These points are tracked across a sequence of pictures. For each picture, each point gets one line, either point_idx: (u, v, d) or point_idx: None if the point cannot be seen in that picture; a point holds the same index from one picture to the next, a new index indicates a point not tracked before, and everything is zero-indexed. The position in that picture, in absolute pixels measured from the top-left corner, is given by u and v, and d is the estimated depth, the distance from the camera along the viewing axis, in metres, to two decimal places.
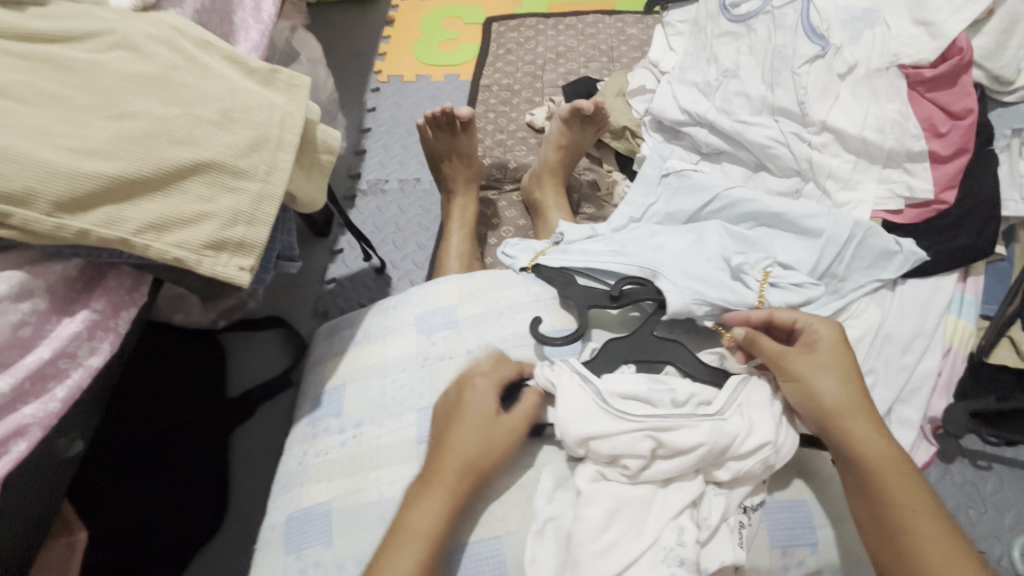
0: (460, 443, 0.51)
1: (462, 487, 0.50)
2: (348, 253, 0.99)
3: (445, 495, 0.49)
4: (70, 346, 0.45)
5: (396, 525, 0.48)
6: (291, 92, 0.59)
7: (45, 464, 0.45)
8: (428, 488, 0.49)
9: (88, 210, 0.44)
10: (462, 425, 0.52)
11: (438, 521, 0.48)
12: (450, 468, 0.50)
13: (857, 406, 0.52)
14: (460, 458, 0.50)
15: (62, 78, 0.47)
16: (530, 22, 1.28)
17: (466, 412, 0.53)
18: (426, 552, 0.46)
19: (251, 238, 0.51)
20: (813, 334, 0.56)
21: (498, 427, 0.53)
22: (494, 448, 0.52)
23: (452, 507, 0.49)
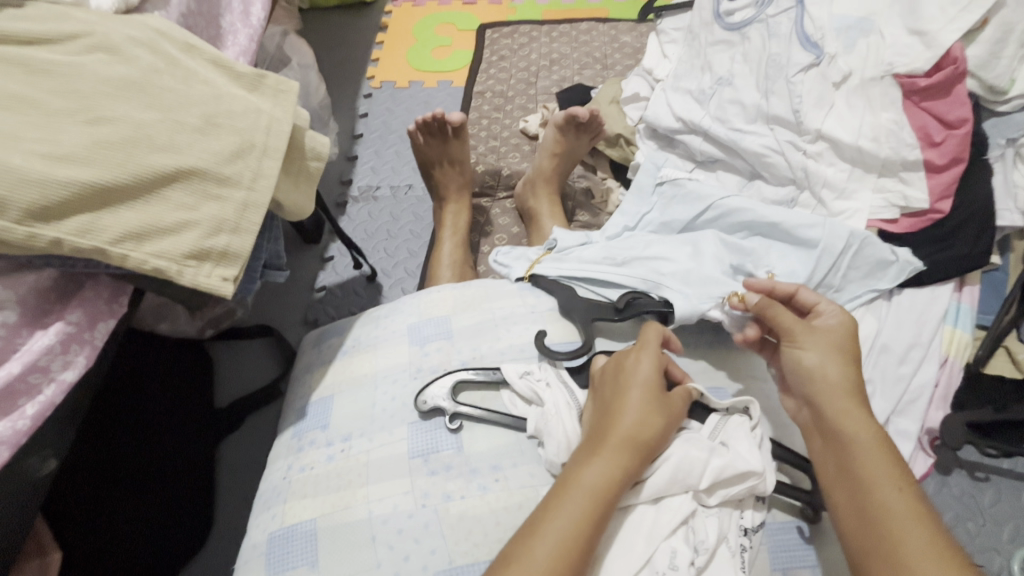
0: (631, 412, 0.48)
1: (630, 458, 0.46)
2: (339, 261, 0.97)
3: (621, 462, 0.46)
4: (42, 360, 0.44)
5: (535, 515, 0.44)
6: (278, 97, 0.57)
7: (15, 484, 0.43)
8: (575, 468, 0.46)
9: (63, 218, 0.42)
10: (620, 438, 0.47)
11: (616, 488, 0.45)
12: (624, 433, 0.47)
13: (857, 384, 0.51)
14: (632, 427, 0.47)
15: (34, 80, 0.45)
16: (524, 29, 1.27)
17: (630, 422, 0.48)
18: (579, 529, 0.42)
19: (235, 248, 0.49)
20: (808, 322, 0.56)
21: (665, 396, 0.50)
22: (629, 472, 0.46)
23: (633, 468, 0.46)
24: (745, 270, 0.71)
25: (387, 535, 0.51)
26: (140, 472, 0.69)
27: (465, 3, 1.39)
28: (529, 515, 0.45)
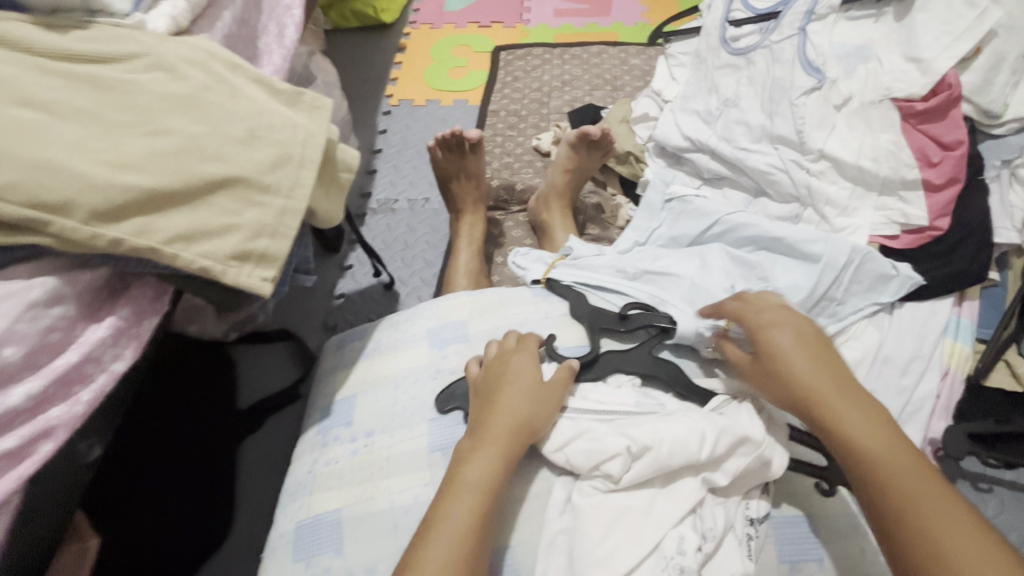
0: (506, 407, 0.54)
1: (507, 447, 0.51)
2: (358, 269, 1.01)
3: (500, 452, 0.51)
4: (96, 351, 0.46)
5: (431, 512, 0.48)
6: (314, 112, 0.61)
7: (65, 467, 0.46)
8: (460, 465, 0.50)
9: (122, 220, 0.46)
10: (492, 435, 0.52)
11: (498, 477, 0.49)
12: (495, 430, 0.52)
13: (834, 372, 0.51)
14: (507, 420, 0.53)
15: (100, 96, 0.50)
16: (537, 51, 1.33)
17: (499, 420, 0.53)
18: (471, 519, 0.46)
19: (273, 251, 0.53)
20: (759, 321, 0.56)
21: (538, 388, 0.56)
22: (504, 464, 0.50)
23: (506, 459, 0.51)
24: (749, 284, 0.74)
25: (408, 524, 0.53)
26: (172, 469, 0.74)
27: (480, 26, 1.45)
28: (427, 513, 0.48)
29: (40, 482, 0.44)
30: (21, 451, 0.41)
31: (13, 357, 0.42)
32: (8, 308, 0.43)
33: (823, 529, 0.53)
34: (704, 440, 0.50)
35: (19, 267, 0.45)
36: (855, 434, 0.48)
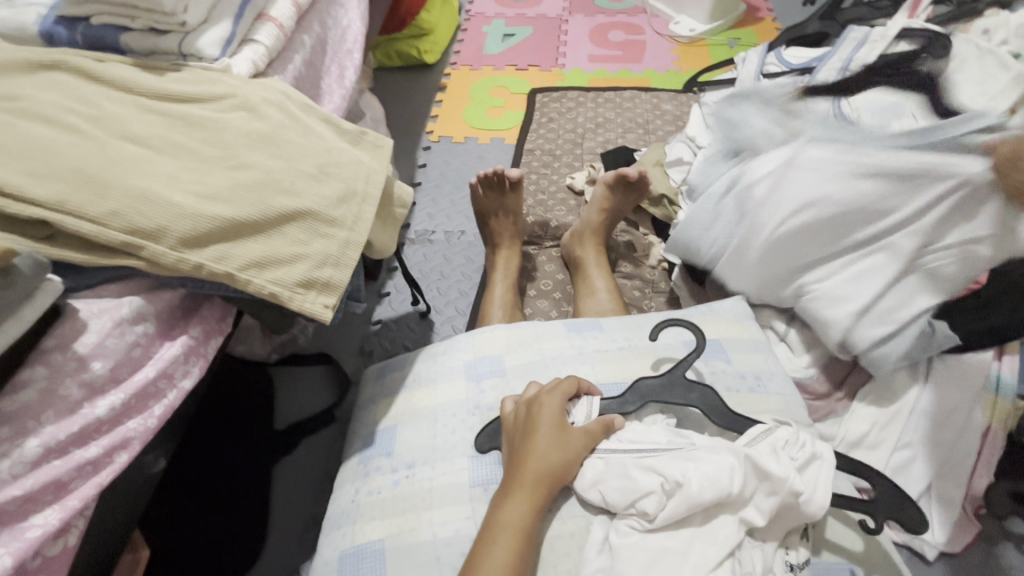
0: (539, 453, 0.54)
1: (539, 493, 0.53)
2: (395, 297, 1.04)
3: (533, 498, 0.52)
4: (170, 368, 0.49)
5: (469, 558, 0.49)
6: (376, 151, 0.66)
7: (133, 479, 0.48)
8: (496, 511, 0.52)
9: (205, 247, 0.49)
10: (527, 479, 0.53)
11: (532, 521, 0.51)
12: (532, 473, 0.53)
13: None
14: (540, 465, 0.54)
15: (192, 133, 0.55)
16: (571, 95, 1.38)
17: (534, 463, 0.54)
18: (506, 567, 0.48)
19: (336, 280, 0.56)
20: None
21: (569, 433, 0.56)
22: (538, 508, 0.52)
23: (541, 504, 0.52)
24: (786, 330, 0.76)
25: (452, 559, 0.54)
26: (216, 492, 0.77)
27: (518, 69, 1.52)
28: (465, 560, 0.49)
29: (113, 492, 0.46)
30: (101, 461, 0.43)
31: (100, 370, 0.45)
32: (99, 324, 0.46)
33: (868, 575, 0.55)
34: (731, 476, 0.50)
35: (108, 285, 0.49)
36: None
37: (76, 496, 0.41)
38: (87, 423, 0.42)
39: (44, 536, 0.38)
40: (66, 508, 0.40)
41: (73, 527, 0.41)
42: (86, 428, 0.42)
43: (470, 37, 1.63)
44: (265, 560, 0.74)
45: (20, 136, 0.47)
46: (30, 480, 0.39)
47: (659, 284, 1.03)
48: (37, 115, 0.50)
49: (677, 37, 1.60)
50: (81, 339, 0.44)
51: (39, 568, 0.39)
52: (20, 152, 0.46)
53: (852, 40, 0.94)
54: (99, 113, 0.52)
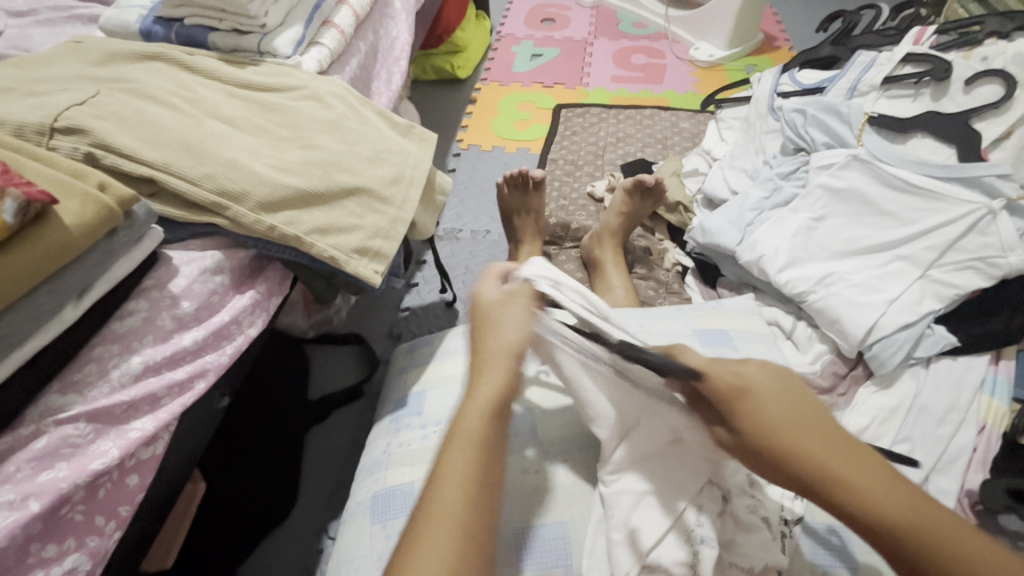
0: (497, 333, 0.51)
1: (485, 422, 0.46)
2: (423, 287, 1.11)
3: (504, 377, 0.49)
4: (240, 315, 0.56)
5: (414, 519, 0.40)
6: (422, 143, 0.74)
7: (203, 409, 0.55)
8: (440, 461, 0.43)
9: (278, 211, 0.57)
10: (493, 360, 0.50)
11: (502, 404, 0.47)
12: (496, 354, 0.50)
13: (814, 434, 0.44)
14: (502, 344, 0.50)
15: (269, 116, 0.63)
16: (595, 110, 1.47)
17: (496, 342, 0.50)
18: (461, 512, 0.40)
19: (385, 250, 0.62)
20: (719, 387, 0.47)
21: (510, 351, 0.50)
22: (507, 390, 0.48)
23: (512, 381, 0.49)
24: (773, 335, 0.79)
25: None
26: (255, 442, 0.82)
27: (544, 86, 1.61)
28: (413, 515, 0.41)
29: (186, 418, 0.52)
30: (185, 384, 0.49)
31: (188, 308, 0.52)
32: (188, 271, 0.53)
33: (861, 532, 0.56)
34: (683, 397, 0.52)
35: (194, 241, 0.57)
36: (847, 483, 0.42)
37: (166, 410, 0.47)
38: (176, 350, 0.49)
39: (140, 439, 0.45)
40: (158, 419, 0.46)
41: (160, 439, 0.47)
42: (176, 354, 0.49)
43: (500, 55, 1.73)
44: (300, 510, 0.80)
45: (133, 109, 0.56)
46: (132, 390, 0.45)
47: (672, 286, 1.06)
48: (145, 95, 0.59)
49: (698, 62, 1.69)
50: (174, 281, 0.52)
51: (134, 467, 0.45)
52: (133, 122, 0.55)
53: (861, 64, 1.01)
54: (195, 96, 0.61)
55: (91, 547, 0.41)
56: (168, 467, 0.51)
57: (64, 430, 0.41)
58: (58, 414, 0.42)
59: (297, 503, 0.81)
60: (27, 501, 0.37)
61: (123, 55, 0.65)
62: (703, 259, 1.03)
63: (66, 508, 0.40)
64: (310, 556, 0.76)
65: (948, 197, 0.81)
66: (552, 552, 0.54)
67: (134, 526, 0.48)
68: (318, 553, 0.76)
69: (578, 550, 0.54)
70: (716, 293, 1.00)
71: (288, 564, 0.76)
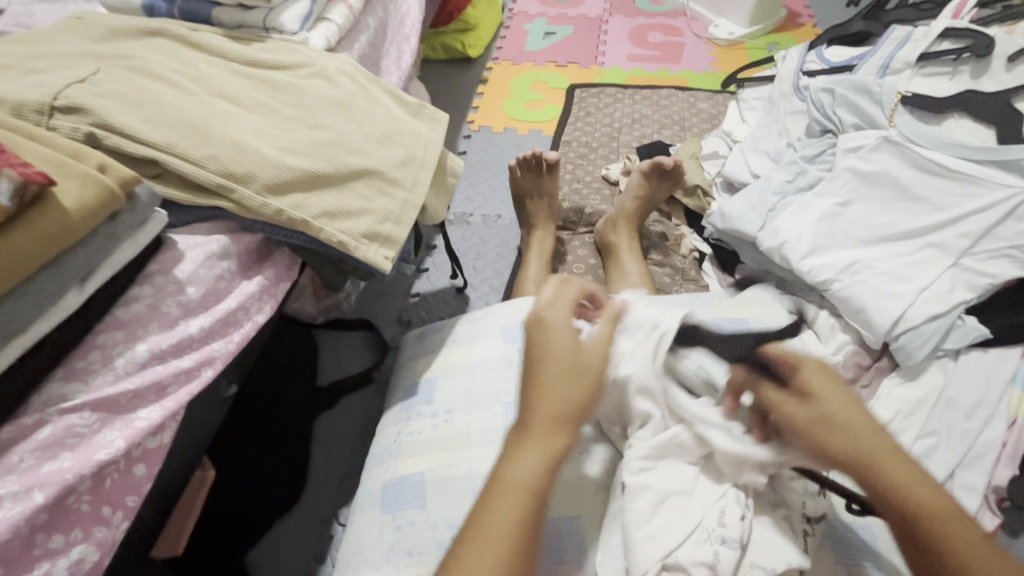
0: (561, 385, 0.47)
1: (567, 422, 0.46)
2: (433, 273, 1.09)
3: (549, 442, 0.45)
4: (248, 302, 0.55)
5: (474, 516, 0.42)
6: (433, 124, 0.72)
7: (210, 396, 0.54)
8: (506, 461, 0.44)
9: (285, 194, 0.55)
10: (548, 407, 0.46)
11: (546, 472, 0.44)
12: (554, 411, 0.46)
13: (877, 438, 0.43)
14: (561, 400, 0.47)
15: (276, 95, 0.61)
16: (609, 91, 1.42)
17: (554, 391, 0.47)
18: (522, 512, 0.42)
19: (395, 235, 0.60)
20: (805, 373, 0.47)
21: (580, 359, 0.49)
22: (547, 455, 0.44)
23: (560, 442, 0.45)
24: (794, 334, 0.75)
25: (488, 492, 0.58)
26: (264, 425, 0.81)
27: (558, 65, 1.57)
28: (482, 509, 0.42)
29: (193, 406, 0.51)
30: (192, 372, 0.48)
31: (194, 294, 0.51)
32: (193, 256, 0.52)
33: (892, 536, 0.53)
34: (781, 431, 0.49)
35: (200, 225, 0.55)
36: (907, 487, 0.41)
37: (173, 399, 0.46)
38: (182, 338, 0.48)
39: (147, 429, 0.44)
40: (165, 408, 0.45)
41: (167, 427, 0.46)
42: (182, 342, 0.48)
43: (513, 34, 1.68)
44: (309, 498, 0.80)
45: (135, 87, 0.54)
46: (137, 378, 0.44)
47: (688, 273, 1.03)
48: (148, 72, 0.57)
49: (717, 40, 1.63)
50: (179, 267, 0.51)
51: (141, 457, 0.44)
52: (135, 100, 0.53)
53: (894, 40, 0.96)
54: (199, 73, 0.59)
55: (98, 538, 0.40)
56: (175, 455, 0.51)
57: (68, 420, 0.40)
58: (61, 403, 0.40)
59: (305, 491, 0.81)
60: (31, 493, 0.36)
61: (124, 31, 0.63)
62: (721, 246, 1.00)
63: (72, 499, 0.39)
64: (317, 542, 0.77)
65: (985, 181, 0.77)
66: (568, 546, 0.54)
67: (142, 515, 0.48)
68: (326, 540, 0.76)
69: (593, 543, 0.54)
70: (734, 280, 0.97)
71: (298, 550, 0.76)
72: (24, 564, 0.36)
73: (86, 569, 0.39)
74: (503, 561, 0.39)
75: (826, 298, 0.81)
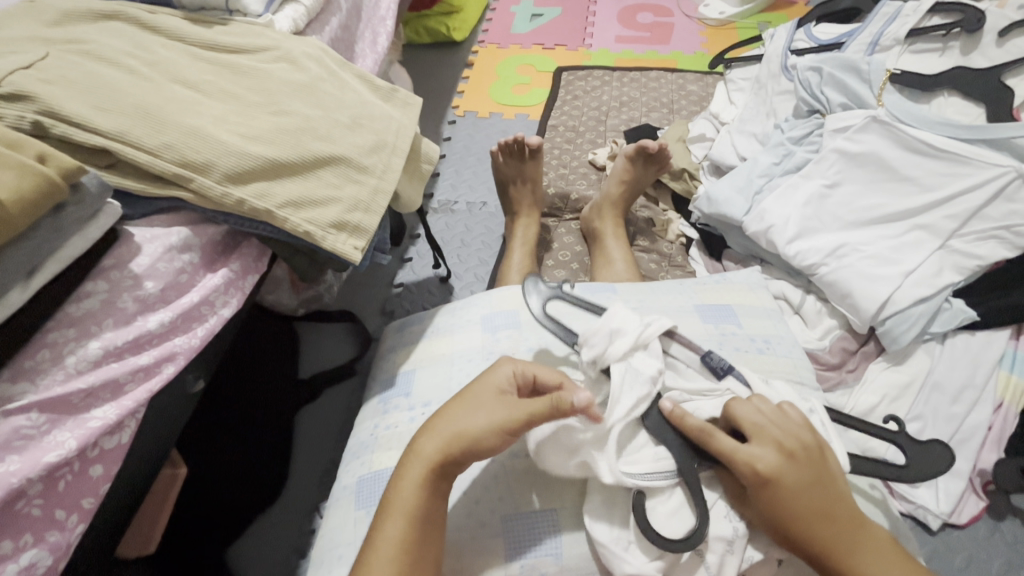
0: (450, 417, 0.49)
1: (454, 453, 0.47)
2: (417, 262, 1.07)
3: (431, 471, 0.47)
4: (212, 295, 0.53)
5: (366, 540, 0.46)
6: (406, 108, 0.69)
7: (177, 391, 0.53)
8: (391, 489, 0.47)
9: (247, 183, 0.53)
10: (433, 434, 0.48)
11: (423, 499, 0.46)
12: (436, 442, 0.48)
13: (826, 517, 0.44)
14: (448, 431, 0.48)
15: (238, 80, 0.59)
16: (597, 73, 1.39)
17: (445, 420, 0.49)
18: (406, 535, 0.44)
19: (365, 224, 0.58)
20: (760, 469, 0.45)
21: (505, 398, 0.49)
22: (428, 486, 0.46)
23: (442, 473, 0.47)
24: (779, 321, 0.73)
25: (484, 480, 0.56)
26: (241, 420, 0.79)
27: (545, 48, 1.53)
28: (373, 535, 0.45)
29: (156, 402, 0.50)
30: (151, 369, 0.47)
31: (152, 289, 0.49)
32: (151, 249, 0.50)
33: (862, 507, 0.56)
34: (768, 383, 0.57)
35: (159, 217, 0.53)
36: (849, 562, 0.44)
37: (131, 397, 0.44)
38: (140, 334, 0.46)
39: (102, 428, 0.42)
40: (121, 407, 0.44)
41: (126, 426, 0.45)
42: (139, 338, 0.46)
43: (498, 16, 1.64)
44: (292, 491, 0.80)
45: (86, 73, 0.52)
46: (90, 377, 0.43)
47: (676, 259, 1.01)
48: (99, 57, 0.54)
49: (707, 20, 1.60)
50: (137, 260, 0.49)
51: (98, 457, 0.43)
52: (85, 87, 0.51)
53: (884, 15, 0.93)
54: (156, 58, 0.57)
55: (52, 542, 0.39)
56: (138, 454, 0.49)
57: (14, 421, 0.39)
58: (7, 404, 0.39)
59: (286, 486, 0.80)
60: None
61: (78, 14, 0.60)
62: (709, 230, 0.98)
63: (21, 503, 0.38)
64: (300, 535, 0.76)
65: (974, 160, 0.76)
66: (540, 543, 0.51)
67: (103, 515, 0.46)
68: (310, 533, 0.76)
69: (570, 538, 0.51)
70: (721, 265, 0.95)
71: (280, 546, 0.75)
72: None
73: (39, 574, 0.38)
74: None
75: (813, 281, 0.80)
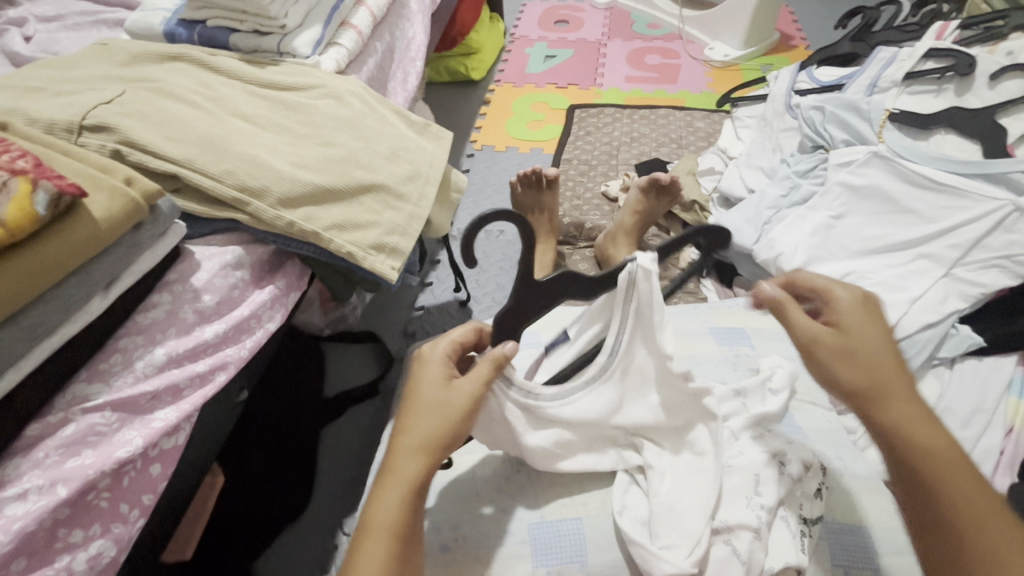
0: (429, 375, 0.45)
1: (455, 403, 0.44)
2: (438, 286, 1.11)
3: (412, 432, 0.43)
4: (260, 310, 0.56)
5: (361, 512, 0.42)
6: (438, 141, 0.75)
7: (223, 399, 0.56)
8: (372, 496, 0.42)
9: (298, 207, 0.57)
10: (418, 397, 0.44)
11: (416, 461, 0.42)
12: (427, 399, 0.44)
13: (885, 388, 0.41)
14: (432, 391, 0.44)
15: (290, 115, 0.65)
16: (609, 111, 1.46)
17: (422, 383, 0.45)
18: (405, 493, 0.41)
19: (402, 246, 0.62)
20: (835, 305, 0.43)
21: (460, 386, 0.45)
22: (447, 423, 0.43)
23: (456, 424, 0.43)
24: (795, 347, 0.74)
25: (502, 487, 0.56)
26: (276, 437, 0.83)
27: (558, 87, 1.61)
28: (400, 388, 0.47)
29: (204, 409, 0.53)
30: (206, 376, 0.50)
31: (209, 302, 0.53)
32: (209, 265, 0.54)
33: (883, 541, 0.53)
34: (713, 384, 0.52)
35: (216, 236, 0.58)
36: (970, 511, 0.38)
37: (189, 401, 0.48)
38: (198, 343, 0.50)
39: (163, 429, 0.45)
40: (181, 409, 0.47)
41: (182, 429, 0.48)
42: (197, 347, 0.50)
43: (514, 57, 1.74)
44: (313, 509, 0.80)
45: (158, 107, 0.58)
46: (156, 380, 0.46)
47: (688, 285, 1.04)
48: (169, 94, 0.60)
49: (712, 62, 1.68)
50: (196, 275, 0.53)
51: (157, 456, 0.46)
52: (158, 120, 0.56)
53: (880, 61, 1.00)
54: (219, 95, 0.63)
55: (116, 534, 0.42)
56: (186, 459, 0.52)
57: (90, 418, 0.42)
58: (84, 403, 0.43)
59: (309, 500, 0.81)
60: (55, 487, 0.38)
61: (147, 56, 0.67)
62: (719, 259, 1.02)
63: (91, 494, 0.41)
64: (321, 551, 0.77)
65: (971, 194, 0.79)
66: (566, 548, 0.51)
67: (154, 515, 0.49)
68: (330, 550, 0.77)
69: (594, 547, 0.51)
70: (732, 292, 0.99)
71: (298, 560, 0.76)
72: (46, 557, 0.38)
73: (103, 563, 0.41)
74: (443, 428, 0.43)
75: None
